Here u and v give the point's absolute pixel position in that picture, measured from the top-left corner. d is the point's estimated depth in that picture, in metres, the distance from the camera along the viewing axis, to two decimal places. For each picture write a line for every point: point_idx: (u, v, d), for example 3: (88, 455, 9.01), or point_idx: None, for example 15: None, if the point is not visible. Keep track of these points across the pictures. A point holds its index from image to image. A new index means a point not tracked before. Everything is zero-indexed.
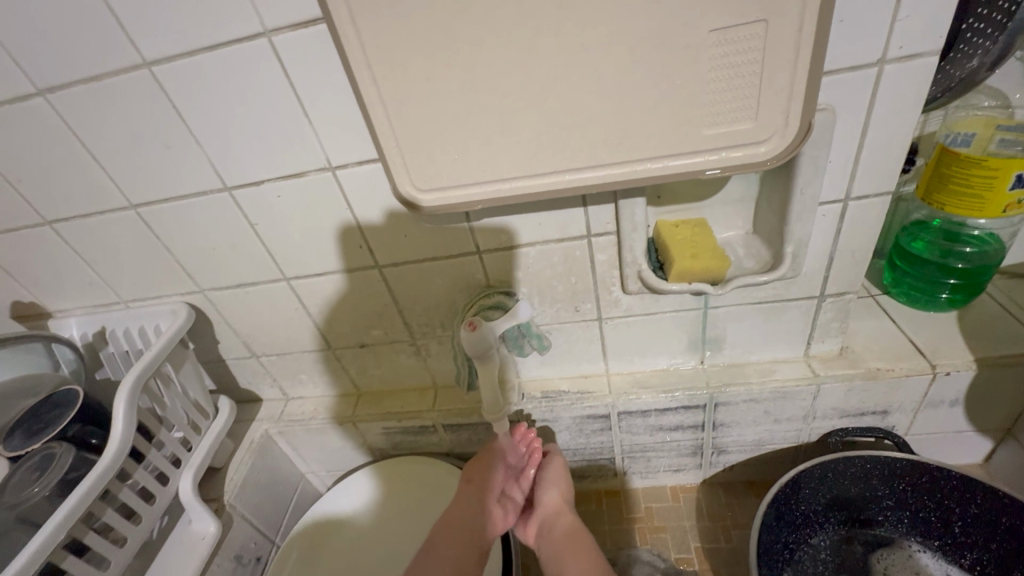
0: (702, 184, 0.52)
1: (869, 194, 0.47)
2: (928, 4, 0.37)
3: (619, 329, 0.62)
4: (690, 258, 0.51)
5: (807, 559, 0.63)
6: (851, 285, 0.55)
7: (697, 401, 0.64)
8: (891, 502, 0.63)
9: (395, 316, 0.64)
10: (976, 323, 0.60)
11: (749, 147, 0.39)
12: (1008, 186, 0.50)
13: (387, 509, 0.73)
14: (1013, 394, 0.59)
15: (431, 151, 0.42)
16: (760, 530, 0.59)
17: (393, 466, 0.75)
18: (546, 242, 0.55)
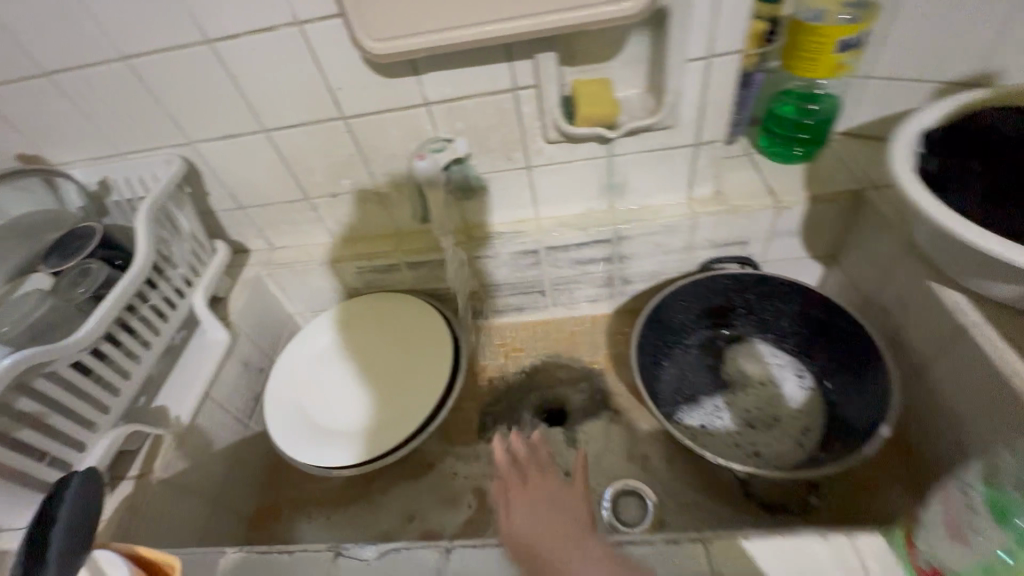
0: (604, 45, 0.65)
1: (724, 52, 0.62)
2: None
3: (544, 177, 0.77)
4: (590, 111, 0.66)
5: (679, 351, 0.85)
6: (718, 134, 0.71)
7: (605, 236, 0.82)
8: (744, 310, 0.84)
9: (360, 166, 0.77)
10: (815, 171, 0.78)
11: (618, 4, 0.54)
12: (836, 50, 0.66)
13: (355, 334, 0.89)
14: (834, 224, 0.79)
15: (383, 2, 0.54)
16: (641, 328, 0.80)
17: (370, 301, 0.91)
18: (481, 95, 0.68)
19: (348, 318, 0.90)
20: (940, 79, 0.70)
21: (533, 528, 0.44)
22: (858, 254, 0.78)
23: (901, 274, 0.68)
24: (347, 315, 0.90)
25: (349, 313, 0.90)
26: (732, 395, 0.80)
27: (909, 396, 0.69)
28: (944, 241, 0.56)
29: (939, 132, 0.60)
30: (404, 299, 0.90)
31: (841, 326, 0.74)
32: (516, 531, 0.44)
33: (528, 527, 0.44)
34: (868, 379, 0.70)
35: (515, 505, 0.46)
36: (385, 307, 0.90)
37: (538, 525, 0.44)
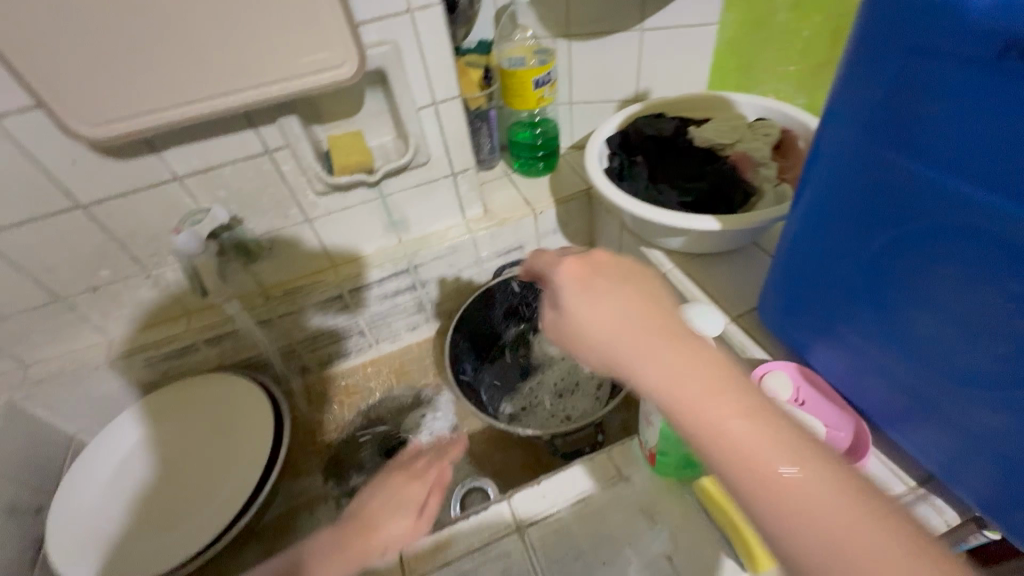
0: (345, 103, 0.73)
1: (446, 99, 0.74)
2: None
3: (327, 226, 0.82)
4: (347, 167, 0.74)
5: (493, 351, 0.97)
6: (468, 163, 0.84)
7: (401, 267, 0.89)
8: (536, 302, 0.99)
9: (118, 252, 0.72)
10: (557, 180, 0.97)
11: (333, 69, 0.60)
12: (533, 87, 0.84)
13: (169, 428, 0.84)
14: (581, 218, 0.98)
15: (89, 89, 0.54)
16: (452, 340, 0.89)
17: (162, 395, 0.84)
18: (235, 161, 0.70)
19: (159, 412, 0.84)
20: (615, 98, 0.94)
21: (651, 350, 0.34)
22: (604, 238, 0.97)
23: (628, 246, 0.87)
24: (155, 410, 0.84)
25: (158, 407, 0.84)
26: (542, 375, 0.94)
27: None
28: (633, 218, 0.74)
29: (615, 137, 0.80)
30: (217, 380, 0.85)
31: None
32: (584, 332, 0.37)
33: (662, 368, 0.34)
34: None
35: (618, 340, 0.35)
36: (197, 394, 0.85)
37: (653, 358, 0.34)
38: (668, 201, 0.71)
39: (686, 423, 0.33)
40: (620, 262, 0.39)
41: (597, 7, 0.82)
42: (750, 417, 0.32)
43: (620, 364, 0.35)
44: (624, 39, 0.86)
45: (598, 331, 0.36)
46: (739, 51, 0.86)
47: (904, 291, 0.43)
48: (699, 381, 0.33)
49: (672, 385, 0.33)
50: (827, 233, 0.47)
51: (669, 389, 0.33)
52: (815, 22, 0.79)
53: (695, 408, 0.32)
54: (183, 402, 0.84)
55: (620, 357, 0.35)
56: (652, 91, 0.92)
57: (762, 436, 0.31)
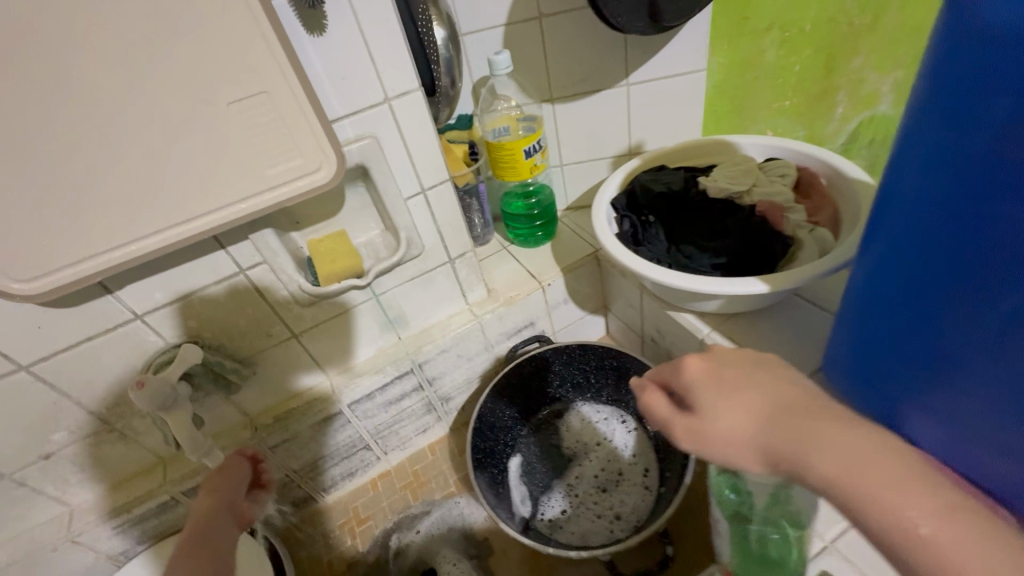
0: (325, 205, 0.65)
1: (435, 184, 0.68)
2: (395, 62, 0.56)
3: (317, 337, 0.72)
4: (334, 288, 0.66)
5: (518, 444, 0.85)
6: (465, 247, 0.77)
7: (404, 368, 0.79)
8: (558, 382, 0.89)
9: (74, 410, 0.62)
10: (560, 246, 0.90)
11: (309, 176, 0.52)
12: (524, 157, 0.78)
13: None
14: (592, 282, 0.90)
15: (22, 241, 0.46)
16: (471, 443, 0.78)
17: (130, 566, 0.70)
18: (205, 288, 0.61)
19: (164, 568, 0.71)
20: (608, 154, 0.89)
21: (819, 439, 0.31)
22: (619, 301, 0.89)
23: (652, 310, 0.79)
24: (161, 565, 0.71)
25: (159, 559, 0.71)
26: (578, 466, 0.83)
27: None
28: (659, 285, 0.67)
29: (622, 198, 0.74)
30: None
31: (632, 366, 0.83)
32: (718, 433, 0.36)
33: (827, 460, 0.30)
34: None
35: (764, 434, 0.34)
36: None
37: (833, 442, 0.31)
38: (699, 265, 0.63)
39: (886, 526, 0.27)
40: (748, 355, 0.41)
41: (578, 68, 0.78)
42: (969, 519, 0.26)
43: (783, 455, 0.33)
44: (611, 96, 0.82)
45: (735, 428, 0.36)
46: (732, 92, 0.82)
47: (999, 371, 0.29)
48: (901, 472, 0.28)
49: (851, 480, 0.29)
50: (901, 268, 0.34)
51: (836, 493, 0.30)
52: (805, 54, 0.77)
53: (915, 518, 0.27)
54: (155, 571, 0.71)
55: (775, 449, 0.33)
56: (646, 143, 0.88)
57: (999, 556, 0.25)
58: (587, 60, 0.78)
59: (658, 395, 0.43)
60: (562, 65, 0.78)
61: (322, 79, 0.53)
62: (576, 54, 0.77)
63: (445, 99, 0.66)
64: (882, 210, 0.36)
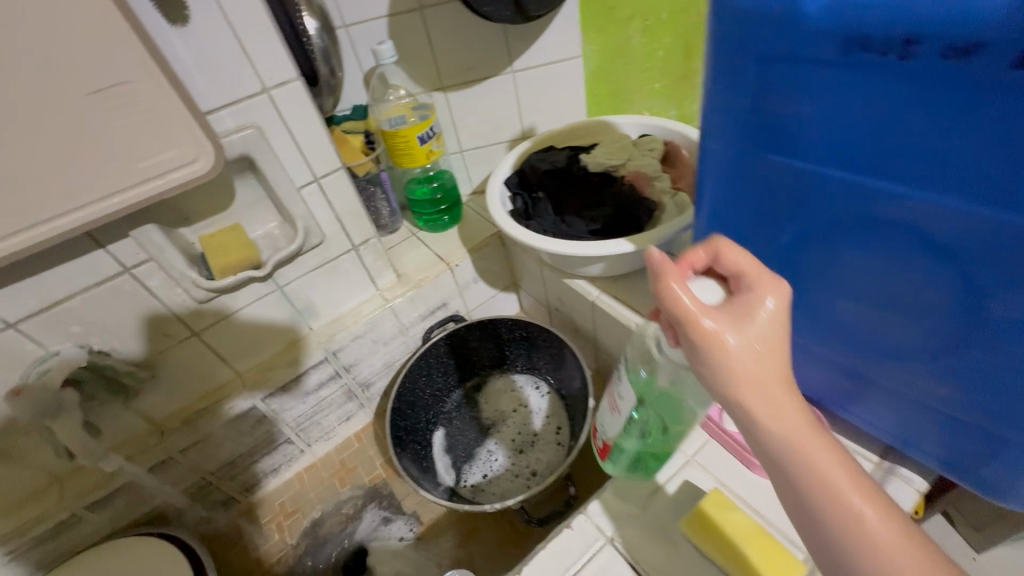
0: (214, 199, 0.65)
1: (327, 173, 0.69)
2: (269, 53, 0.57)
3: (220, 334, 0.72)
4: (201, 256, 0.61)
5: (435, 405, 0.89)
6: (368, 233, 0.79)
7: (317, 358, 0.80)
8: (474, 358, 0.94)
9: None
10: (465, 229, 0.94)
11: (185, 167, 0.52)
12: (419, 143, 0.82)
13: None
14: (499, 261, 0.96)
15: None
16: (391, 423, 0.81)
17: None
18: (86, 290, 0.59)
19: None
20: (504, 139, 0.94)
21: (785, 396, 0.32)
22: (526, 276, 0.95)
23: (551, 280, 0.86)
24: None
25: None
26: (497, 433, 0.88)
27: (594, 362, 0.89)
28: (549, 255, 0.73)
29: (513, 177, 0.79)
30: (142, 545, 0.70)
31: (539, 335, 0.89)
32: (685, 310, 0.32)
33: (750, 360, 0.31)
34: (568, 365, 0.86)
35: (716, 312, 0.32)
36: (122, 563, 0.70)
37: (764, 347, 0.31)
38: (579, 232, 0.71)
39: (747, 417, 0.32)
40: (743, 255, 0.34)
41: (465, 56, 0.83)
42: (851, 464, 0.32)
43: (707, 333, 0.31)
44: (499, 83, 0.87)
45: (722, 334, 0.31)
46: (608, 77, 0.90)
47: (938, 279, 0.36)
48: (787, 388, 0.32)
49: (801, 441, 0.31)
50: (853, 203, 0.37)
51: (716, 376, 0.32)
52: (666, 41, 0.86)
53: (797, 432, 0.31)
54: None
55: (717, 333, 0.31)
56: (538, 126, 0.94)
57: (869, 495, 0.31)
58: (472, 48, 0.82)
59: (700, 255, 0.37)
60: (448, 54, 0.82)
61: (191, 69, 0.54)
62: (460, 43, 0.81)
63: (326, 86, 0.68)
64: (897, 105, 0.32)
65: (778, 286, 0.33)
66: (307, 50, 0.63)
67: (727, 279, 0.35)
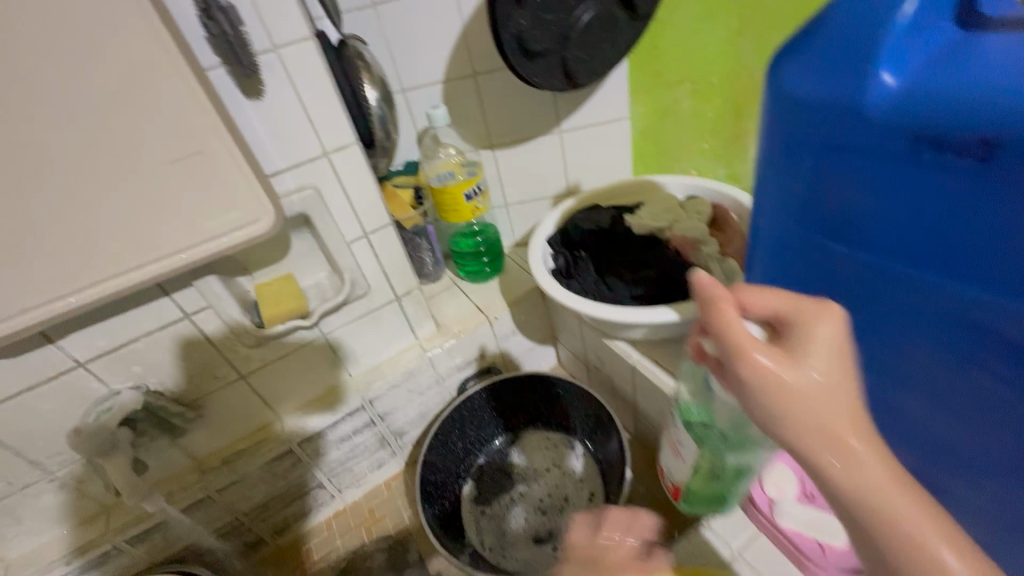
0: (271, 250, 0.68)
1: (377, 228, 0.72)
2: (331, 120, 0.61)
3: (265, 378, 0.74)
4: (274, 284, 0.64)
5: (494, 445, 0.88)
6: (412, 285, 0.81)
7: (354, 405, 0.81)
8: (509, 412, 0.92)
9: (12, 460, 0.62)
10: (506, 281, 0.94)
11: (248, 227, 0.56)
12: (465, 200, 0.84)
13: None
14: (539, 314, 0.95)
15: None
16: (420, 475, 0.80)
17: None
18: (149, 333, 0.63)
19: None
20: (548, 194, 0.96)
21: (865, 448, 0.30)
22: (565, 330, 0.94)
23: (590, 338, 0.84)
24: None
25: None
26: (526, 492, 0.85)
27: (633, 426, 0.85)
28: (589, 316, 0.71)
29: (556, 236, 0.79)
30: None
31: (576, 394, 0.86)
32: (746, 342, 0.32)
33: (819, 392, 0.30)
34: (605, 428, 0.82)
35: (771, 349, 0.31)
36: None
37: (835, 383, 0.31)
38: (621, 296, 0.69)
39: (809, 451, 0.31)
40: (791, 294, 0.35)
41: (514, 117, 0.85)
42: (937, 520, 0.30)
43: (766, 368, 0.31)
44: (546, 141, 0.89)
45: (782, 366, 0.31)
46: (655, 137, 0.90)
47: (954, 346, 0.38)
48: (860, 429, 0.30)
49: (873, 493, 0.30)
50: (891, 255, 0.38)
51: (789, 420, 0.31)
52: (716, 103, 0.86)
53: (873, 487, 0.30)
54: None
55: (774, 369, 0.31)
56: (583, 183, 0.94)
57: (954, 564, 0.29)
58: (521, 110, 0.85)
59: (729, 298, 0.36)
60: (498, 116, 0.85)
61: (261, 136, 0.58)
62: (510, 105, 0.84)
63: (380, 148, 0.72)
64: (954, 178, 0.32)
65: (828, 314, 0.32)
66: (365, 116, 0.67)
67: (767, 320, 0.35)
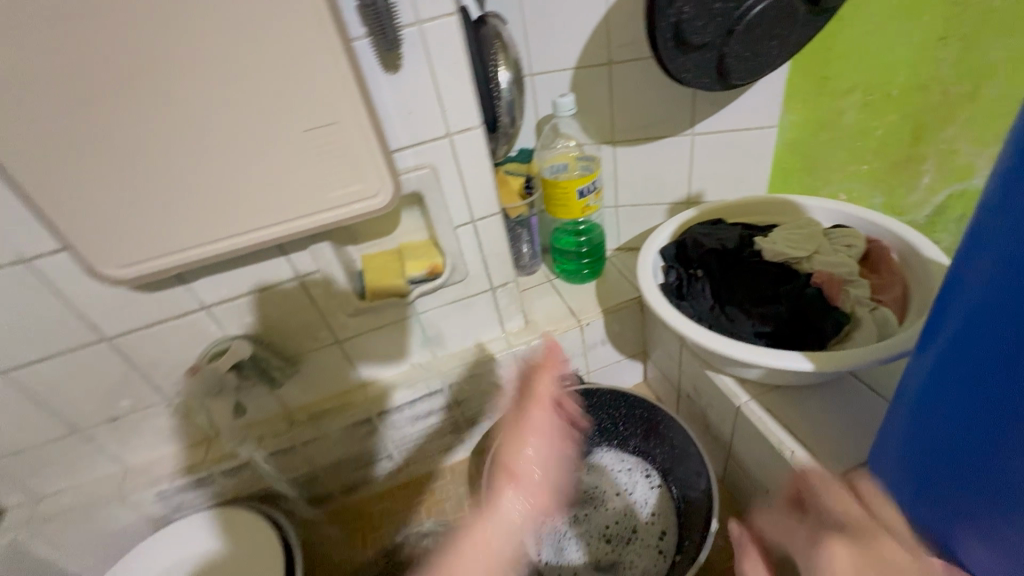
0: (381, 224, 0.69)
1: (485, 216, 0.70)
2: (460, 101, 0.59)
3: (358, 346, 0.76)
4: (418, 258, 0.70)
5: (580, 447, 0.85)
6: (509, 277, 0.78)
7: (434, 387, 0.81)
8: (585, 424, 0.88)
9: (140, 382, 0.69)
10: (604, 286, 0.89)
11: (367, 200, 0.56)
12: (577, 197, 0.79)
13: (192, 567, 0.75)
14: (633, 326, 0.89)
15: (114, 236, 0.51)
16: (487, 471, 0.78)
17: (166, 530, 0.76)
18: (262, 288, 0.66)
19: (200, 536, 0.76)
20: (664, 200, 0.88)
21: None
22: (659, 349, 0.87)
23: (688, 365, 0.77)
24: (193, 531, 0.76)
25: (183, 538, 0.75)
26: (592, 512, 0.81)
27: (721, 468, 0.77)
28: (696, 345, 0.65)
29: (671, 249, 0.72)
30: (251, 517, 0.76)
31: (664, 421, 0.79)
32: None
33: None
34: (689, 464, 0.75)
35: None
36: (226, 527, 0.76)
37: None
38: (740, 330, 0.61)
39: None
40: None
41: (644, 113, 0.78)
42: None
43: None
44: (675, 143, 0.81)
45: None
46: (804, 151, 0.79)
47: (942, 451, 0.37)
48: None
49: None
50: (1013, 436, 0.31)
51: None
52: (889, 120, 0.73)
53: None
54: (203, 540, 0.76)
55: None
56: (707, 193, 0.86)
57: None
58: (654, 106, 0.78)
59: None
60: (628, 110, 0.79)
61: (392, 111, 0.57)
62: (642, 100, 0.77)
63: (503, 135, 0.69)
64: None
65: None
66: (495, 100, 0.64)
67: None
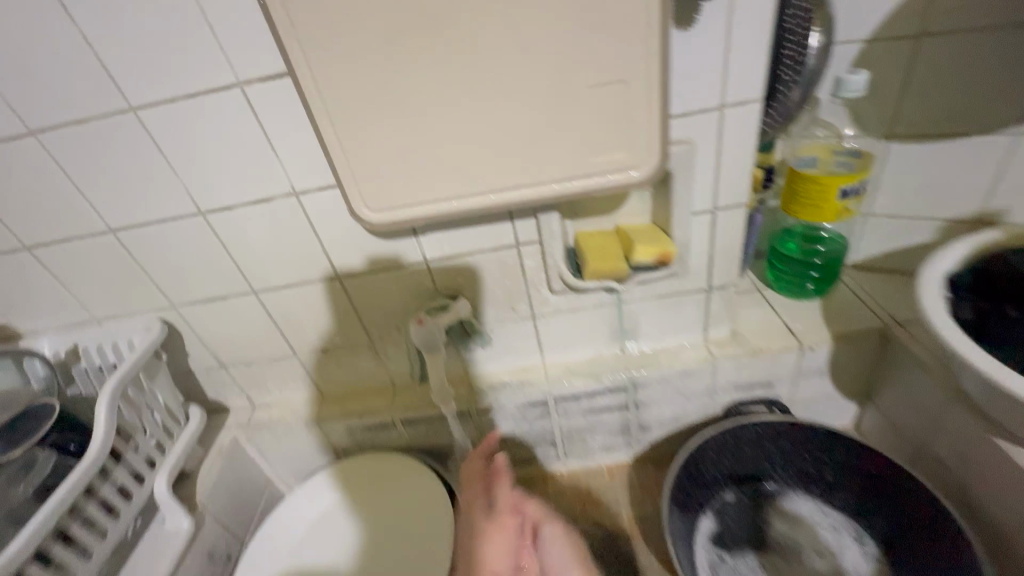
0: (606, 200, 0.64)
1: (730, 205, 0.61)
2: (747, 66, 0.51)
3: (550, 325, 0.73)
4: (649, 243, 0.61)
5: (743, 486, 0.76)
6: (731, 279, 0.68)
7: (619, 384, 0.75)
8: (780, 461, 0.75)
9: (354, 323, 0.72)
10: (833, 307, 0.75)
11: (627, 171, 0.51)
12: (838, 197, 0.65)
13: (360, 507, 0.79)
14: (864, 362, 0.74)
15: (382, 177, 0.52)
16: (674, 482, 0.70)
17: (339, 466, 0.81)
18: (481, 251, 0.65)
19: (351, 478, 0.81)
20: (941, 216, 0.71)
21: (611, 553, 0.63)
22: (898, 394, 0.71)
23: (955, 419, 0.63)
24: (352, 473, 0.81)
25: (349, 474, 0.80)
26: (787, 565, 0.70)
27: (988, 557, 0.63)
28: (1005, 399, 0.51)
29: (967, 276, 0.58)
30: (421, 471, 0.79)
31: (907, 485, 0.67)
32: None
33: None
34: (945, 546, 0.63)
35: None
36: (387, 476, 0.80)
37: None
38: None
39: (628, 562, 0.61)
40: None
41: (948, 103, 0.63)
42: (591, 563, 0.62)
43: None
44: (980, 144, 0.64)
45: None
46: None
47: None
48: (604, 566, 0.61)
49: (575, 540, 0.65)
50: None
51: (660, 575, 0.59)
52: None
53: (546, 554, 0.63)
54: (363, 481, 0.80)
55: None
56: (1011, 213, 0.67)
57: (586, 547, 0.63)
58: (965, 93, 0.61)
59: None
60: (923, 99, 0.64)
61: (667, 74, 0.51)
62: (953, 86, 0.61)
63: (783, 112, 0.59)
64: None
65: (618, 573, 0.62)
66: (796, 70, 0.57)
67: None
